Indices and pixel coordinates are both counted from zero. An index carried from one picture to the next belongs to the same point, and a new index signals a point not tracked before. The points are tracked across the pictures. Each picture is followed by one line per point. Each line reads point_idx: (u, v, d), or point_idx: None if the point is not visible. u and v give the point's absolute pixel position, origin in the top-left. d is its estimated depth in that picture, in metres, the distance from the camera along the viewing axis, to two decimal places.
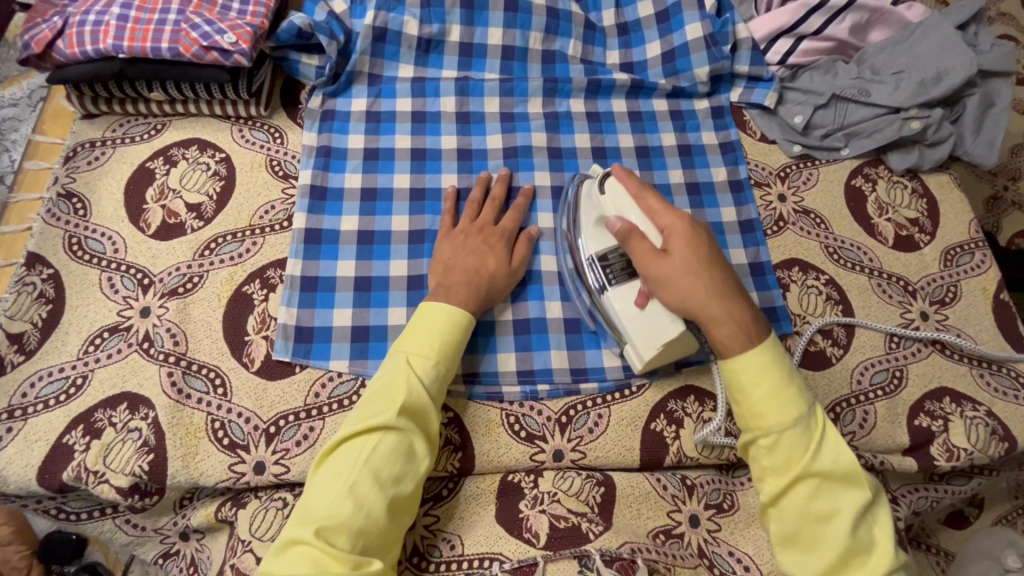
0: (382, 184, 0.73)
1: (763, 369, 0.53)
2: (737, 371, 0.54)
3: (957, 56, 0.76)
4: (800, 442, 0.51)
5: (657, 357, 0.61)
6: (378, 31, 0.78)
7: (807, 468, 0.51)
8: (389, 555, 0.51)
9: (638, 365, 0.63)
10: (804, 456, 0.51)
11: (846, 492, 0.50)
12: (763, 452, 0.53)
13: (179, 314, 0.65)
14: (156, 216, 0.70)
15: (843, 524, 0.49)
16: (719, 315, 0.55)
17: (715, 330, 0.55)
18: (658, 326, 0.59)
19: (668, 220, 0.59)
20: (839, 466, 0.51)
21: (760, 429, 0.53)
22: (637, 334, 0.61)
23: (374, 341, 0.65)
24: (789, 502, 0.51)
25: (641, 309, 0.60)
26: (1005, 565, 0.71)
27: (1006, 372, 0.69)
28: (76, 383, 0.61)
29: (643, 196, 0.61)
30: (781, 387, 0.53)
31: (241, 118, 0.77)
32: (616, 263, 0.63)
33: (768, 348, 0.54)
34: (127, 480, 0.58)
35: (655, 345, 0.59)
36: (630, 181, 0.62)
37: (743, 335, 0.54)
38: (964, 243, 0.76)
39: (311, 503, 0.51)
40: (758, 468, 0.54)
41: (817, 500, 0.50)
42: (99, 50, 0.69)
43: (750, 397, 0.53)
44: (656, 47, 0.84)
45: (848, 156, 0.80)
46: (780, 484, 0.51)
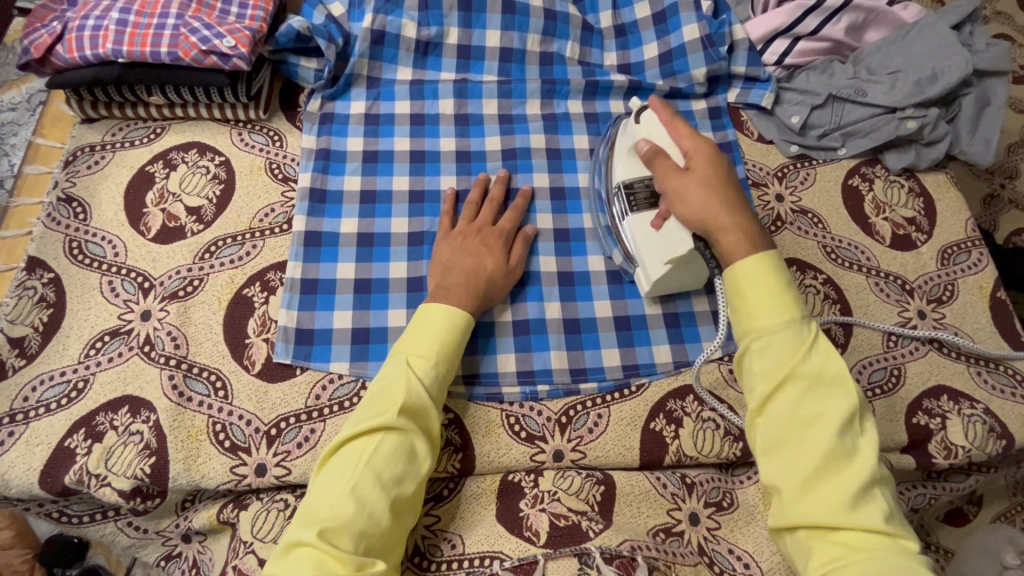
0: (382, 186, 0.74)
1: (763, 274, 0.54)
2: (736, 276, 0.55)
3: (952, 56, 0.77)
4: (791, 342, 0.52)
5: (667, 278, 0.64)
6: (377, 34, 0.78)
7: (797, 368, 0.51)
8: (392, 557, 0.52)
9: (647, 288, 0.66)
10: (795, 355, 0.51)
11: (833, 396, 0.50)
12: (755, 356, 0.53)
13: (179, 318, 0.65)
14: (156, 219, 0.70)
15: (827, 428, 0.49)
16: (727, 225, 0.57)
17: (723, 237, 0.57)
18: (668, 246, 0.62)
19: (691, 144, 0.61)
20: (828, 371, 0.51)
21: (754, 331, 0.53)
22: (648, 255, 0.64)
23: (374, 343, 0.65)
24: (777, 404, 0.51)
25: (657, 231, 0.63)
26: (1004, 562, 0.72)
27: (1004, 370, 0.69)
28: (77, 387, 0.61)
29: (675, 125, 0.63)
30: (779, 291, 0.53)
31: (241, 121, 0.77)
32: (641, 193, 0.66)
33: (772, 260, 0.55)
34: (128, 483, 0.58)
35: (663, 263, 0.62)
36: (663, 109, 0.63)
37: (749, 246, 0.56)
38: (961, 241, 0.77)
39: (313, 505, 0.51)
40: (748, 375, 0.53)
41: (805, 403, 0.50)
42: (98, 55, 0.69)
43: (748, 301, 0.54)
44: (654, 48, 0.84)
45: (845, 155, 0.80)
46: (769, 385, 0.51)
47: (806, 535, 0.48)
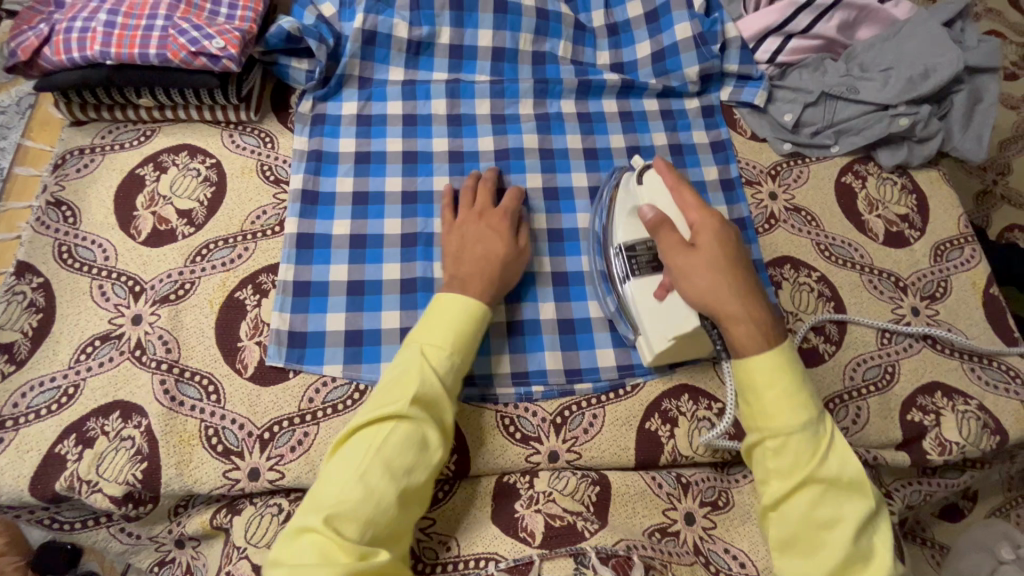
0: (375, 187, 0.73)
1: (776, 373, 0.54)
2: (750, 369, 0.55)
3: (943, 53, 0.77)
4: (808, 447, 0.52)
5: (670, 351, 0.62)
6: (368, 34, 0.78)
7: (814, 472, 0.51)
8: (398, 547, 0.51)
9: (648, 359, 0.64)
10: (811, 461, 0.51)
11: (848, 500, 0.51)
12: (769, 453, 0.53)
13: (171, 321, 0.65)
14: (146, 223, 0.70)
15: (845, 531, 0.49)
16: (738, 314, 0.56)
17: (734, 328, 0.56)
18: (672, 320, 0.60)
19: (698, 217, 0.61)
20: (844, 475, 0.51)
21: (769, 429, 0.53)
22: (651, 325, 0.62)
23: (368, 345, 0.65)
24: (792, 506, 0.51)
25: (659, 302, 0.62)
26: (1000, 556, 0.71)
27: (997, 365, 0.70)
28: (68, 392, 0.61)
29: (681, 192, 0.62)
30: (793, 390, 0.53)
31: (232, 123, 0.77)
32: (642, 256, 0.64)
33: (785, 354, 0.55)
34: (120, 489, 0.57)
35: (667, 337, 0.61)
36: (669, 173, 0.64)
37: (761, 337, 0.55)
38: (954, 238, 0.77)
39: (321, 489, 0.51)
40: (763, 471, 0.54)
41: (821, 506, 0.50)
42: (86, 57, 0.68)
43: (762, 400, 0.54)
44: (646, 47, 0.84)
45: (837, 153, 0.80)
46: (786, 485, 0.51)
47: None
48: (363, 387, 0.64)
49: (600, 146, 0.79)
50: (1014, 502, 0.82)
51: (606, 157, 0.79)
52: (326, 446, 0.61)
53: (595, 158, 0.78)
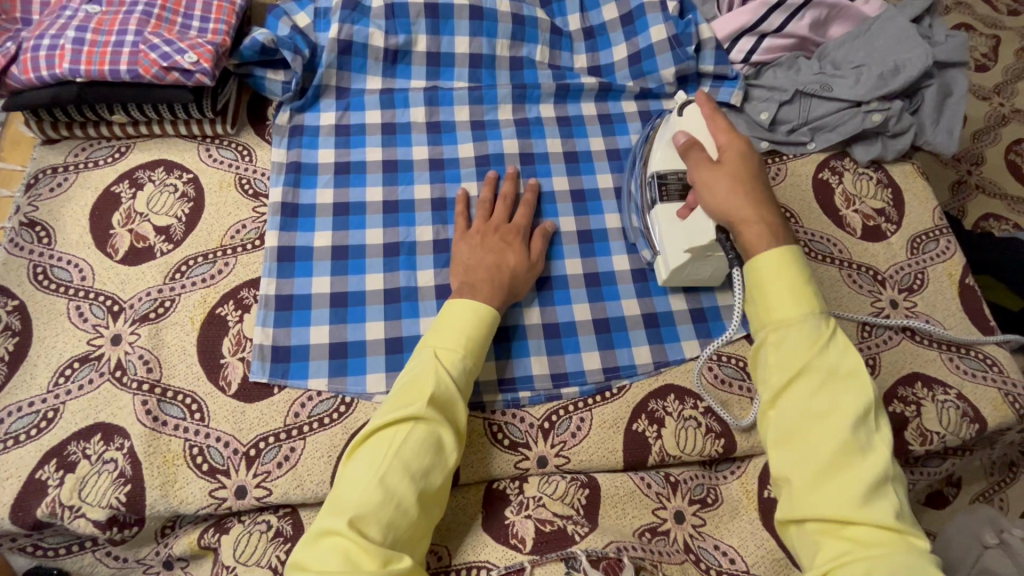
0: (356, 198, 0.73)
1: (782, 267, 0.54)
2: (759, 272, 0.55)
3: (913, 49, 0.78)
4: (809, 335, 0.52)
5: (685, 266, 0.65)
6: (344, 43, 0.78)
7: (813, 361, 0.51)
8: (418, 550, 0.51)
9: (665, 276, 0.68)
10: (811, 349, 0.51)
11: (847, 392, 0.50)
12: (770, 347, 0.53)
13: (151, 340, 0.64)
14: (123, 241, 0.69)
15: (841, 421, 0.49)
16: (750, 218, 0.56)
17: (746, 229, 0.56)
18: (690, 235, 0.62)
19: (726, 138, 0.61)
20: (844, 364, 0.51)
21: (772, 324, 0.54)
22: (670, 242, 0.65)
23: (353, 357, 0.65)
24: (790, 398, 0.51)
25: (682, 221, 0.64)
26: (984, 541, 0.72)
27: (974, 354, 0.71)
28: (47, 417, 0.60)
29: (716, 118, 0.62)
30: (799, 288, 0.53)
31: (208, 136, 0.76)
32: (673, 185, 0.66)
33: (794, 253, 0.55)
34: (104, 513, 0.57)
35: (682, 251, 0.63)
36: (708, 104, 0.63)
37: (772, 238, 0.56)
38: (929, 230, 0.78)
39: (341, 494, 0.50)
40: (764, 368, 0.54)
41: (818, 397, 0.50)
42: (55, 75, 0.67)
43: (767, 294, 0.54)
44: (623, 50, 0.85)
45: (814, 150, 0.81)
46: (784, 376, 0.52)
47: (817, 528, 0.48)
48: (349, 400, 0.63)
49: (580, 150, 0.79)
50: (997, 485, 0.84)
51: (587, 161, 0.79)
52: (314, 461, 0.60)
53: (576, 162, 0.79)
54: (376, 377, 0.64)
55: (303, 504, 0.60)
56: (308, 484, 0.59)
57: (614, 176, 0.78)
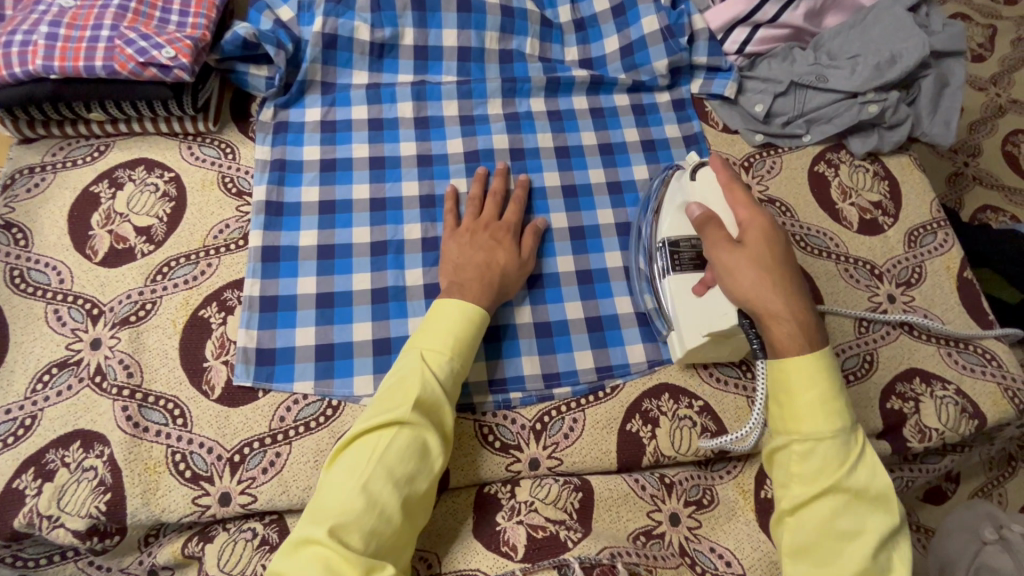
0: (342, 195, 0.71)
1: (814, 377, 0.52)
2: (788, 374, 0.53)
3: (909, 38, 0.76)
4: (837, 454, 0.50)
5: (703, 347, 0.62)
6: (328, 38, 0.76)
7: (840, 482, 0.50)
8: (402, 558, 0.49)
9: (678, 353, 0.64)
10: (839, 469, 0.50)
11: (872, 514, 0.49)
12: (794, 458, 0.52)
13: (131, 344, 0.62)
14: (103, 242, 0.67)
15: (865, 545, 0.48)
16: (778, 312, 0.54)
17: (774, 326, 0.54)
18: (709, 317, 0.60)
19: (747, 213, 0.58)
20: (872, 486, 0.50)
21: (798, 434, 0.52)
22: (686, 321, 0.62)
23: (340, 358, 0.63)
24: (813, 511, 0.50)
25: (699, 297, 0.61)
26: (983, 537, 0.71)
27: (973, 349, 0.70)
28: (24, 424, 0.58)
29: (733, 188, 0.60)
30: (829, 400, 0.52)
31: (190, 134, 0.74)
32: (686, 252, 0.64)
33: (826, 361, 0.53)
34: (83, 523, 0.55)
35: (701, 333, 0.60)
36: (723, 172, 0.61)
37: (801, 337, 0.54)
38: (927, 223, 0.77)
39: (323, 499, 0.49)
40: (785, 475, 0.53)
41: (843, 517, 0.49)
42: (29, 71, 0.65)
43: (795, 401, 0.52)
44: (615, 42, 0.83)
45: (810, 142, 0.80)
46: (809, 491, 0.50)
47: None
48: (336, 403, 0.62)
49: (571, 144, 0.78)
50: (996, 481, 0.84)
51: (578, 156, 0.77)
52: (300, 466, 0.59)
53: (567, 157, 0.77)
54: (363, 379, 0.63)
55: (290, 510, 0.59)
56: (294, 490, 0.58)
57: (607, 172, 0.77)
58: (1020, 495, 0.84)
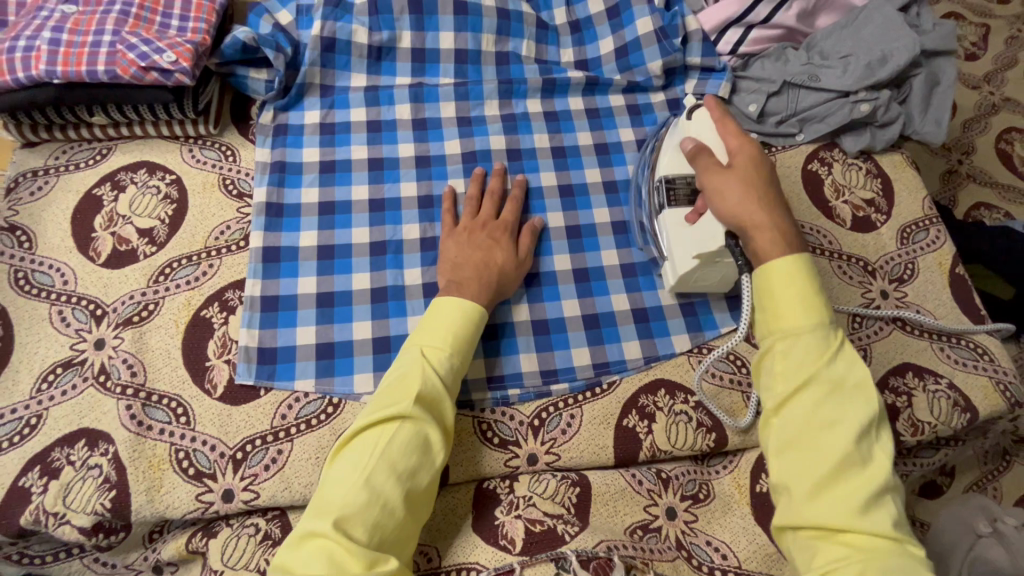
0: (341, 196, 0.72)
1: (793, 276, 0.53)
2: (769, 278, 0.54)
3: (900, 38, 0.77)
4: (817, 346, 0.52)
5: (693, 273, 0.64)
6: (327, 41, 0.77)
7: (820, 372, 0.51)
8: (405, 551, 0.50)
9: (671, 281, 0.67)
10: (818, 360, 0.51)
11: (853, 403, 0.50)
12: (776, 357, 0.53)
13: (135, 344, 0.63)
14: (106, 244, 0.68)
15: (846, 432, 0.49)
16: (763, 223, 0.56)
17: (758, 236, 0.56)
18: (699, 241, 0.61)
19: (736, 142, 0.60)
20: (851, 377, 0.51)
21: (779, 333, 0.53)
22: (678, 248, 0.64)
23: (340, 357, 0.64)
24: (795, 407, 0.51)
25: (691, 226, 0.63)
26: (977, 530, 0.72)
27: (965, 344, 0.71)
28: (30, 423, 0.59)
29: (725, 123, 0.62)
30: (809, 297, 0.53)
31: (191, 137, 0.75)
32: (681, 189, 0.65)
33: (806, 264, 0.54)
34: (89, 519, 0.56)
35: (690, 257, 0.62)
36: (716, 108, 0.63)
37: (784, 246, 0.55)
38: (919, 220, 0.78)
39: (326, 494, 0.50)
40: (769, 376, 0.54)
41: (824, 407, 0.50)
42: (32, 76, 0.66)
43: (776, 302, 0.54)
44: (609, 43, 0.84)
45: (803, 141, 0.81)
46: (790, 385, 0.51)
47: (810, 535, 0.48)
48: (336, 401, 0.63)
49: (567, 145, 0.79)
50: (991, 475, 0.85)
51: (574, 156, 0.78)
52: (301, 462, 0.59)
53: (563, 157, 0.78)
54: (363, 377, 0.63)
55: (292, 507, 0.59)
56: (296, 487, 0.58)
57: (602, 171, 0.78)
58: (1015, 488, 0.85)
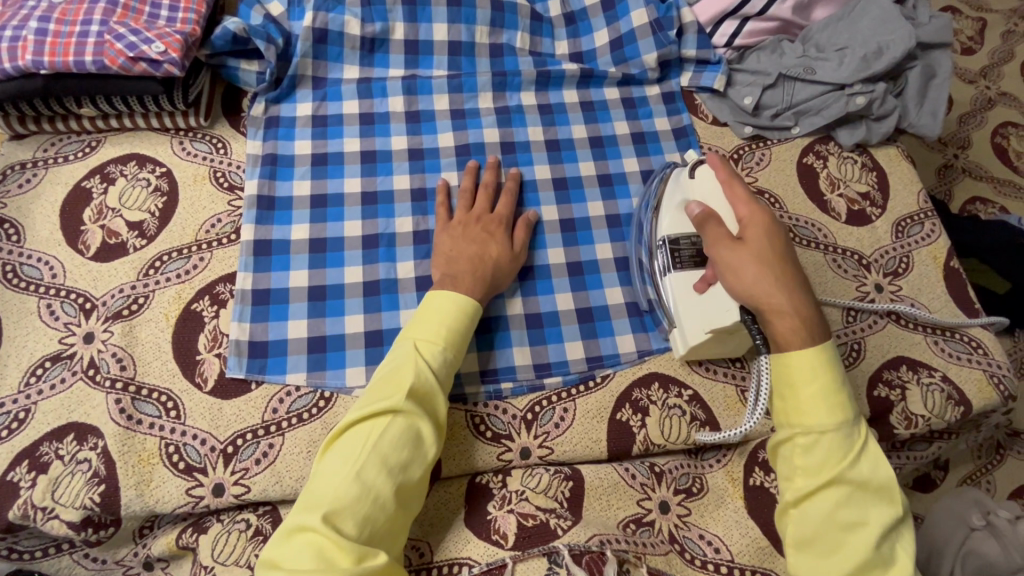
0: (333, 189, 0.72)
1: (815, 370, 0.53)
2: (790, 367, 0.54)
3: (896, 30, 0.77)
4: (840, 446, 0.51)
5: (706, 345, 0.62)
6: (319, 32, 0.76)
7: (844, 473, 0.50)
8: (395, 545, 0.50)
9: (681, 351, 0.65)
10: (842, 461, 0.50)
11: (875, 503, 0.50)
12: (798, 450, 0.52)
13: (125, 338, 0.63)
14: (95, 237, 0.67)
15: (868, 535, 0.48)
16: (783, 308, 0.54)
17: (777, 322, 0.54)
18: (712, 314, 0.60)
19: (747, 210, 0.58)
20: (875, 478, 0.50)
21: (801, 426, 0.52)
22: (689, 319, 0.63)
23: (332, 351, 0.64)
24: (816, 503, 0.50)
25: (700, 295, 0.62)
26: (971, 523, 0.71)
27: (960, 337, 0.71)
28: (18, 417, 0.58)
29: (733, 184, 0.60)
30: (833, 392, 0.52)
31: (182, 129, 0.74)
32: (686, 250, 0.65)
33: (828, 355, 0.53)
34: (78, 514, 0.55)
35: (703, 330, 0.61)
36: (723, 168, 0.61)
37: (805, 334, 0.54)
38: (914, 213, 0.78)
39: (317, 488, 0.49)
40: (788, 466, 0.53)
41: (847, 508, 0.50)
42: (18, 67, 0.65)
43: (799, 395, 0.53)
44: (604, 35, 0.83)
45: (798, 135, 0.80)
46: (812, 483, 0.51)
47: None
48: (328, 395, 0.62)
49: (561, 137, 0.78)
50: (984, 468, 0.85)
51: (569, 149, 0.78)
52: (293, 456, 0.59)
53: (558, 150, 0.77)
54: (356, 371, 0.63)
55: (283, 502, 0.59)
56: (287, 481, 0.58)
57: (597, 164, 0.77)
58: (1009, 482, 0.85)
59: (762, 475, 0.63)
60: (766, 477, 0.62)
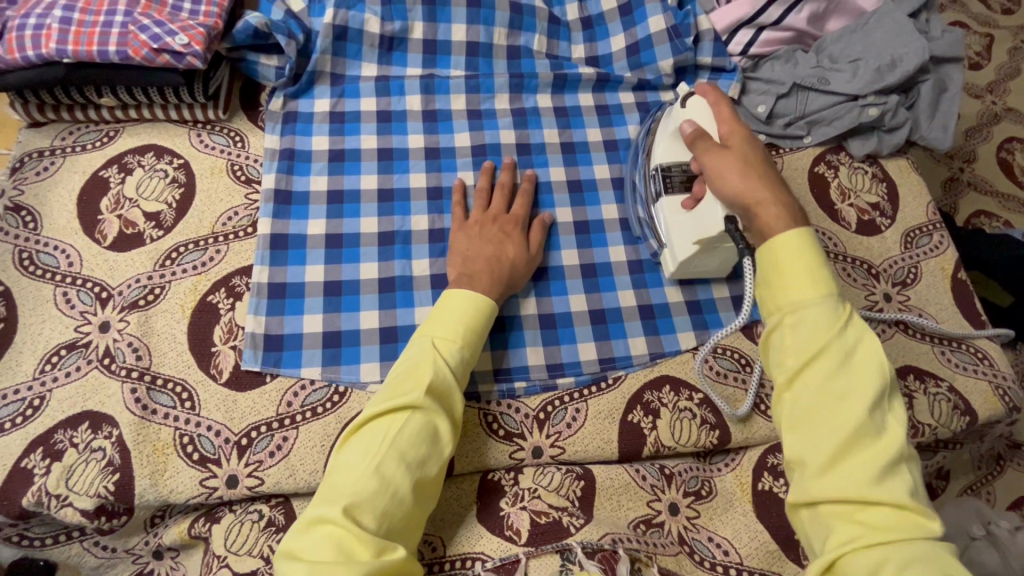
0: (350, 185, 0.72)
1: (800, 251, 0.51)
2: (775, 250, 0.52)
3: (910, 44, 0.78)
4: (826, 319, 0.49)
5: (693, 259, 0.66)
6: (339, 29, 0.76)
7: (831, 345, 0.49)
8: (412, 540, 0.50)
9: (672, 268, 0.68)
10: (829, 333, 0.49)
11: (865, 377, 0.48)
12: (787, 331, 0.51)
13: (140, 328, 0.63)
14: (112, 226, 0.68)
15: (856, 405, 0.47)
16: (767, 199, 0.55)
17: (762, 211, 0.55)
18: (699, 227, 0.63)
19: (731, 124, 0.60)
20: (861, 350, 0.49)
21: (787, 307, 0.51)
22: (678, 236, 0.66)
23: (347, 346, 0.64)
24: (806, 383, 0.49)
25: (688, 212, 0.65)
26: (971, 533, 0.73)
27: (966, 348, 0.71)
28: (33, 405, 0.58)
29: (719, 105, 0.62)
30: (818, 268, 0.51)
31: (200, 122, 0.75)
32: (676, 176, 0.67)
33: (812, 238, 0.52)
34: (92, 502, 0.56)
35: (691, 243, 0.64)
36: (711, 92, 0.64)
37: (790, 220, 0.53)
38: (923, 225, 0.79)
39: (336, 481, 0.50)
40: (778, 353, 0.51)
41: (835, 381, 0.48)
42: (41, 54, 0.65)
43: (785, 276, 0.52)
44: (621, 40, 0.84)
45: (810, 144, 0.81)
46: (800, 361, 0.49)
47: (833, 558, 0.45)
48: (342, 389, 0.63)
49: (577, 140, 0.79)
50: (985, 478, 0.86)
51: (583, 151, 0.78)
52: (307, 450, 0.59)
53: (573, 153, 0.78)
54: (370, 366, 0.63)
55: (296, 494, 0.59)
56: (301, 474, 0.58)
57: (612, 167, 0.78)
58: (1009, 492, 0.86)
59: (771, 480, 0.63)
60: (775, 481, 0.63)
